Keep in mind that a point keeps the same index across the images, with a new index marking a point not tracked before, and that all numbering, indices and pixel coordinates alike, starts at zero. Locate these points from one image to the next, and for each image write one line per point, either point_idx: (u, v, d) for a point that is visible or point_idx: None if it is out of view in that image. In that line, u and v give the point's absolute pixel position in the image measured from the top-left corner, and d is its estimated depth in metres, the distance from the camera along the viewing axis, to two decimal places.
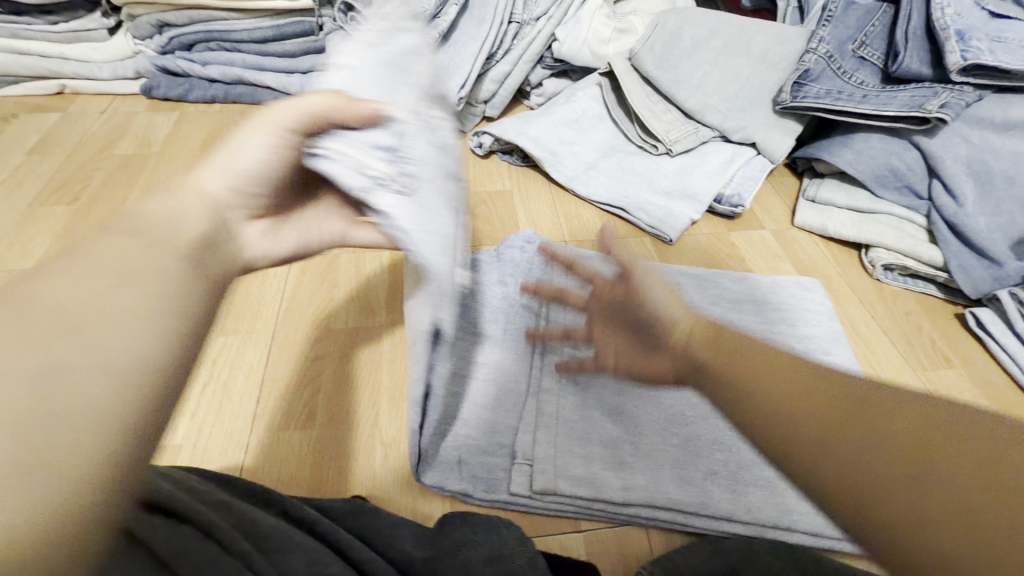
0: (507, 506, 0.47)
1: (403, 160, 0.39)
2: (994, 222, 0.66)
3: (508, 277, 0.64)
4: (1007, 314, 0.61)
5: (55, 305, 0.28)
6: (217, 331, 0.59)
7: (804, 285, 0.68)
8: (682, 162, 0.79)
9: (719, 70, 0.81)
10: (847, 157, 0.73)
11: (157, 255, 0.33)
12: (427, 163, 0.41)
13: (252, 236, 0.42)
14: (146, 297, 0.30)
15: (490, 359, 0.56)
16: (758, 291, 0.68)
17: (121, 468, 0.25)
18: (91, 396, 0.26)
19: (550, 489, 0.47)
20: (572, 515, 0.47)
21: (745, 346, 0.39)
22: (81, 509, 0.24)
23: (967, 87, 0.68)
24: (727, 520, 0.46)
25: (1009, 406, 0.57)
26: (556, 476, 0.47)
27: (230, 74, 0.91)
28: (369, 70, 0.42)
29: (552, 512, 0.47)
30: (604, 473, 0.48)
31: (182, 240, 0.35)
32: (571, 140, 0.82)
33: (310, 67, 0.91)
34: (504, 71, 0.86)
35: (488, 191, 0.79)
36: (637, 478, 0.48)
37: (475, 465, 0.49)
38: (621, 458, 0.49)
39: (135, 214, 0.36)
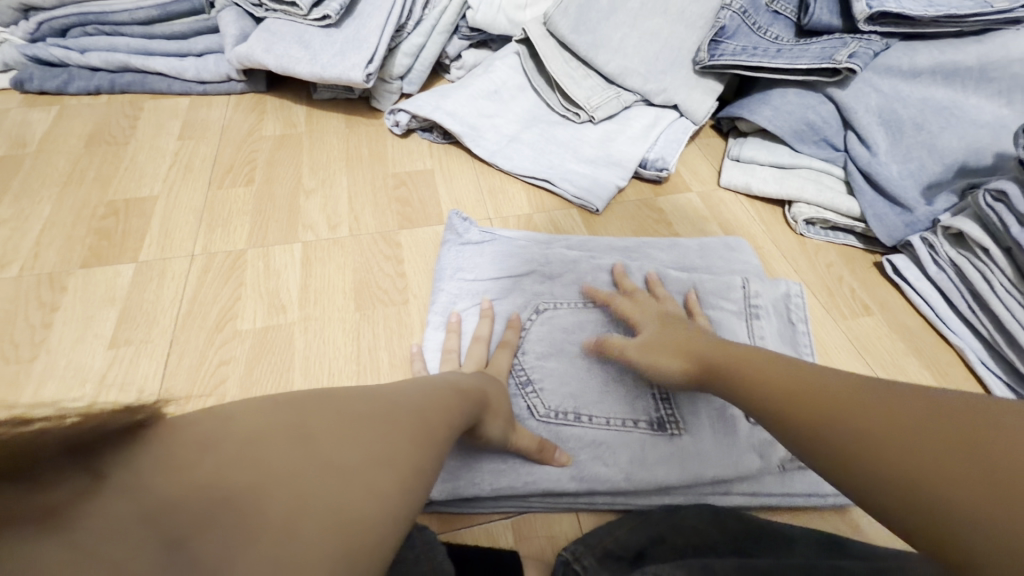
0: (439, 508, 0.45)
1: (517, 381, 0.51)
2: (905, 168, 0.67)
3: (497, 284, 0.59)
4: (920, 259, 0.62)
5: (364, 401, 0.29)
6: (108, 342, 0.54)
7: (731, 247, 0.65)
8: (605, 129, 0.78)
9: (638, 31, 0.78)
10: (766, 114, 0.72)
11: (437, 400, 0.33)
12: (589, 378, 0.51)
13: (496, 429, 0.41)
14: (419, 412, 0.30)
15: (554, 406, 0.49)
16: (687, 256, 0.64)
17: (351, 505, 0.23)
18: (340, 448, 0.25)
19: (489, 492, 0.45)
20: (516, 509, 0.46)
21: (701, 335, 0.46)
22: (300, 517, 0.22)
23: (874, 36, 0.69)
24: (667, 493, 0.46)
25: (925, 349, 0.59)
26: (493, 475, 0.45)
27: (113, 60, 0.83)
28: (563, 326, 0.55)
29: (489, 509, 0.46)
30: (552, 469, 0.46)
31: (453, 399, 0.35)
32: (490, 113, 0.78)
33: (204, 49, 0.84)
34: (418, 43, 0.81)
35: (407, 171, 0.75)
36: (592, 467, 0.46)
37: (505, 489, 0.45)
38: (574, 449, 0.47)
39: (434, 378, 0.37)
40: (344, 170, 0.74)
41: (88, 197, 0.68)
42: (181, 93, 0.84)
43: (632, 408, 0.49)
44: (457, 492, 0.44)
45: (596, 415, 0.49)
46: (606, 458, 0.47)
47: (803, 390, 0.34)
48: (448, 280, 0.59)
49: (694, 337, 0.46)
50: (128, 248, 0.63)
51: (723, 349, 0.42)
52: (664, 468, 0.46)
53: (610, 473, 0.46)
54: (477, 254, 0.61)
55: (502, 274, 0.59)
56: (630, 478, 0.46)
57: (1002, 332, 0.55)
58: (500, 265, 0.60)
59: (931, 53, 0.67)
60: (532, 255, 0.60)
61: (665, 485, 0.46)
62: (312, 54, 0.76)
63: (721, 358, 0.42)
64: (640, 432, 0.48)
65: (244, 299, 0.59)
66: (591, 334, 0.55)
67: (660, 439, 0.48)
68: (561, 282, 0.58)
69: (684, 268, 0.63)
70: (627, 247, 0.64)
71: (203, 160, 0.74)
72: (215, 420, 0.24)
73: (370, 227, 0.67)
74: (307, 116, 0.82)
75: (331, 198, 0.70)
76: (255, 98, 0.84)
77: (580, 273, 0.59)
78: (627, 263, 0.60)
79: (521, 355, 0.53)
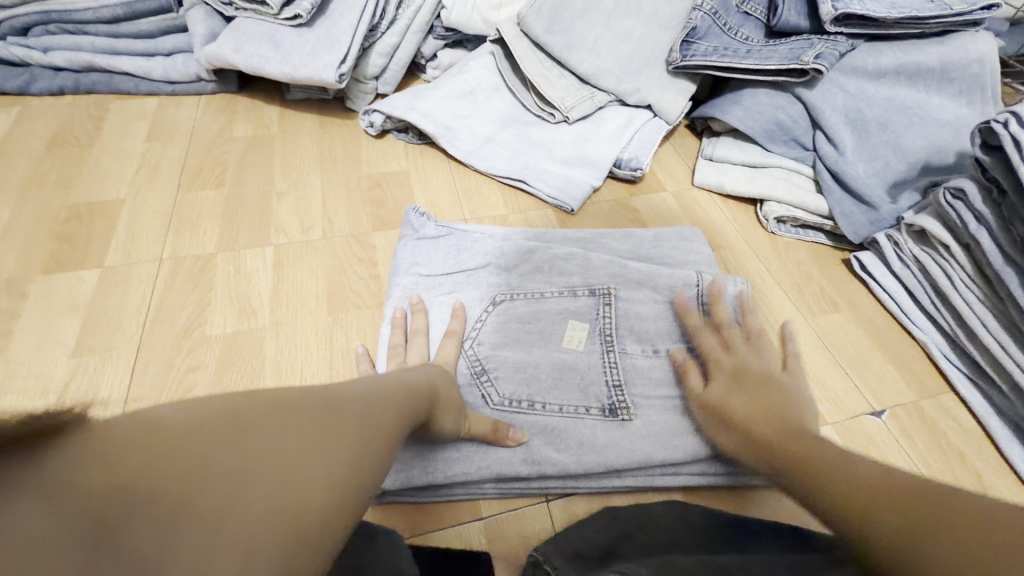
0: (395, 498, 0.45)
1: (467, 371, 0.51)
2: (871, 167, 0.69)
3: (467, 283, 0.59)
4: (886, 256, 0.64)
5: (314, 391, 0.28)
6: (71, 351, 0.53)
7: (683, 236, 0.66)
8: (580, 129, 0.78)
9: (611, 31, 0.79)
10: (737, 114, 0.73)
11: (393, 393, 0.33)
12: (543, 367, 0.52)
13: (447, 424, 0.41)
14: (372, 404, 0.30)
15: (506, 394, 0.50)
16: (642, 246, 0.66)
17: (293, 500, 0.23)
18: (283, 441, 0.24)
19: (442, 481, 0.45)
20: (472, 497, 0.46)
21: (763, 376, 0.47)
22: (235, 515, 0.21)
23: (840, 37, 0.70)
24: (618, 476, 0.47)
25: (890, 344, 0.60)
26: (446, 463, 0.46)
27: (77, 60, 0.81)
28: (516, 316, 0.56)
29: (446, 498, 0.46)
30: (504, 454, 0.46)
31: (410, 395, 0.35)
32: (464, 113, 0.78)
33: (172, 48, 0.82)
34: (392, 43, 0.80)
35: (381, 172, 0.74)
36: (544, 453, 0.47)
37: (457, 476, 0.45)
38: (526, 434, 0.48)
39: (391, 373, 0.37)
40: (318, 172, 0.73)
41: (50, 201, 0.67)
42: (149, 93, 0.83)
43: (584, 395, 0.50)
44: (409, 481, 0.45)
45: (550, 402, 0.50)
46: (558, 444, 0.47)
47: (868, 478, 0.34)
48: (405, 277, 0.59)
49: (779, 403, 0.44)
50: (92, 253, 0.61)
51: (787, 430, 0.42)
52: (614, 451, 0.47)
53: (560, 459, 0.46)
54: (433, 249, 0.61)
55: (457, 267, 0.60)
56: (580, 462, 0.46)
57: (962, 326, 0.57)
58: (457, 260, 0.60)
59: (895, 53, 0.69)
60: (489, 252, 0.61)
61: (615, 468, 0.46)
62: (283, 54, 0.75)
63: (794, 436, 0.41)
64: (592, 418, 0.49)
65: (213, 305, 0.58)
66: (547, 323, 0.55)
67: (611, 425, 0.49)
68: (519, 274, 0.59)
69: (639, 257, 0.64)
70: (582, 239, 0.65)
71: (172, 162, 0.73)
72: (159, 405, 0.24)
73: (343, 229, 0.67)
74: (280, 117, 0.81)
75: (303, 201, 0.69)
76: (226, 98, 0.83)
77: (539, 265, 0.59)
78: (585, 253, 0.61)
79: (476, 346, 0.53)
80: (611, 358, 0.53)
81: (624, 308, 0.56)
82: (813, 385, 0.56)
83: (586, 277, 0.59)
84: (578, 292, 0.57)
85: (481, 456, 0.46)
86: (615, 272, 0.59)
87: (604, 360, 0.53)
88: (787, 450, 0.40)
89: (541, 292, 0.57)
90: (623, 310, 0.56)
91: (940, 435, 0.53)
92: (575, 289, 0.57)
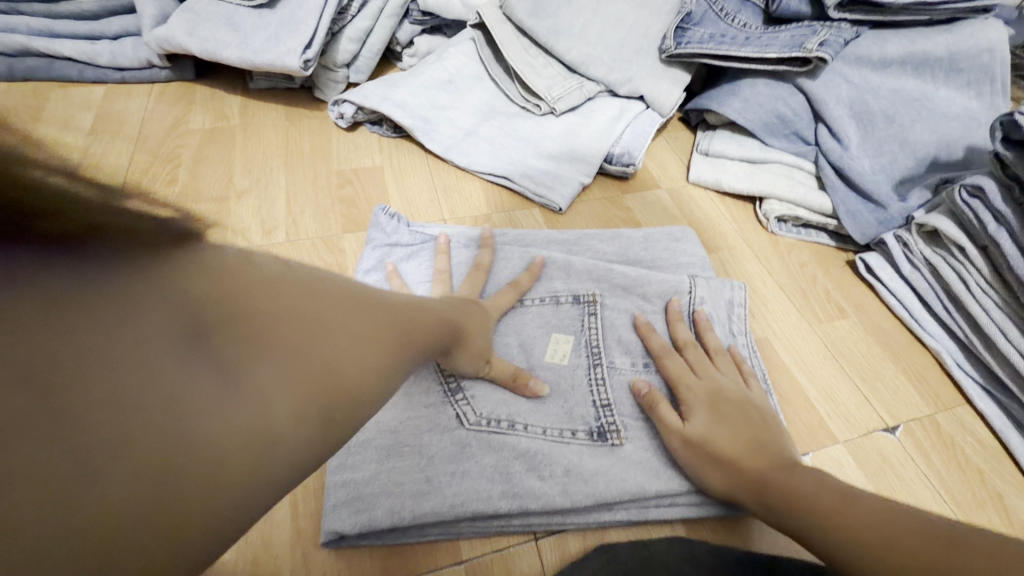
0: (357, 542, 0.40)
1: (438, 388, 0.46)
2: (877, 163, 0.64)
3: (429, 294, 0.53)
4: (893, 258, 0.60)
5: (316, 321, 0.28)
6: None
7: (676, 236, 0.62)
8: (568, 121, 0.72)
9: (600, 16, 0.74)
10: (735, 106, 0.68)
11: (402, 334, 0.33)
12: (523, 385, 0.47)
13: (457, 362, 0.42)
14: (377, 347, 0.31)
15: (480, 417, 0.45)
16: (631, 248, 0.61)
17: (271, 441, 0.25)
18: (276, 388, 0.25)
19: (409, 521, 0.40)
20: (445, 538, 0.41)
21: (746, 408, 0.44)
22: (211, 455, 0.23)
23: (844, 23, 0.65)
24: (609, 509, 0.42)
25: (901, 352, 0.56)
26: (415, 498, 0.40)
27: (11, 43, 0.73)
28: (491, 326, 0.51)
29: (414, 539, 0.41)
30: (481, 487, 0.41)
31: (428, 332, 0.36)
32: (443, 105, 0.72)
33: (119, 31, 0.74)
34: (364, 27, 0.74)
35: (353, 168, 0.68)
36: (525, 483, 0.42)
37: (424, 514, 0.40)
38: (506, 462, 0.43)
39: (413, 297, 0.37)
40: (283, 168, 0.67)
41: None
42: (94, 81, 0.75)
43: (569, 415, 0.46)
44: (371, 523, 0.39)
45: (532, 424, 0.45)
46: (542, 471, 0.42)
47: (878, 524, 0.34)
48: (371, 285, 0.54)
49: (759, 439, 0.41)
50: None
51: (778, 468, 0.39)
52: (603, 481, 0.42)
53: (543, 490, 0.41)
54: (403, 256, 0.56)
55: (429, 277, 0.55)
56: (566, 493, 0.41)
57: (978, 334, 0.53)
58: (427, 270, 0.55)
59: (901, 42, 0.65)
60: (465, 256, 0.55)
61: (605, 500, 0.41)
62: (242, 38, 0.68)
63: (787, 481, 0.38)
64: (579, 442, 0.44)
65: None
66: (527, 335, 0.50)
67: (600, 449, 0.44)
68: (494, 281, 0.54)
69: (627, 260, 0.59)
70: (569, 240, 0.60)
71: (118, 157, 0.66)
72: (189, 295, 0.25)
73: (309, 231, 0.60)
74: (241, 108, 0.74)
75: (266, 200, 0.63)
76: (181, 87, 0.76)
77: (517, 270, 0.54)
78: (569, 257, 0.56)
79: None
80: (598, 373, 0.48)
81: (610, 319, 0.52)
82: (822, 399, 0.52)
83: (570, 281, 0.54)
84: (561, 300, 0.52)
85: (454, 489, 0.41)
86: (600, 276, 0.54)
87: (590, 376, 0.48)
88: (780, 497, 0.38)
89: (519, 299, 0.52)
90: (609, 319, 0.52)
91: (958, 452, 0.49)
92: (558, 296, 0.53)
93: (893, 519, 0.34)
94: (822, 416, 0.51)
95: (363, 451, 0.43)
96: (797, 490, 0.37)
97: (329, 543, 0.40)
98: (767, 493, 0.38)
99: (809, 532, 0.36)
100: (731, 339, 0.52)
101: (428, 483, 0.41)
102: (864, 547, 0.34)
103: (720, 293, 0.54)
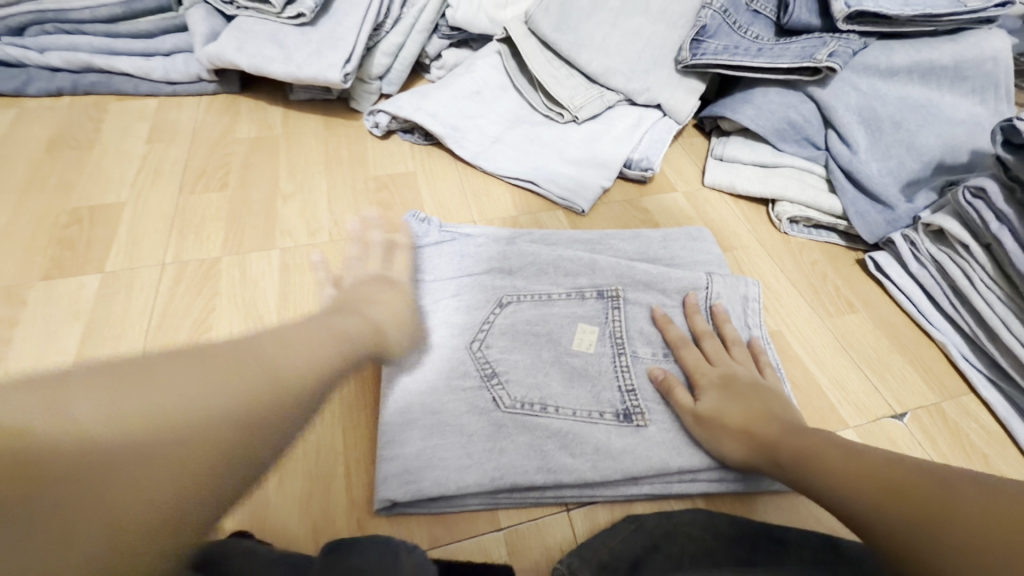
0: (406, 510, 0.44)
1: (474, 375, 0.50)
2: (885, 166, 0.68)
3: (463, 289, 0.57)
4: (901, 256, 0.63)
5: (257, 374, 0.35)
6: (72, 359, 0.52)
7: (692, 236, 0.65)
8: (589, 129, 0.77)
9: (619, 30, 0.78)
10: (748, 113, 0.72)
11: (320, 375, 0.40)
12: (553, 373, 0.51)
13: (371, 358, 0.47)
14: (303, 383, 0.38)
15: (515, 401, 0.49)
16: (650, 247, 0.64)
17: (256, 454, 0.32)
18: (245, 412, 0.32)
19: (454, 491, 0.44)
20: (490, 509, 0.45)
21: (757, 388, 0.47)
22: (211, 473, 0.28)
23: (853, 35, 0.69)
24: (635, 483, 0.46)
25: (910, 345, 0.59)
26: (459, 471, 0.45)
27: (74, 60, 0.79)
28: (523, 318, 0.55)
29: (457, 509, 0.45)
30: (518, 462, 0.45)
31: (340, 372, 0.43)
32: (472, 114, 0.77)
33: (172, 48, 0.80)
34: (397, 42, 0.79)
35: (388, 174, 0.73)
36: (558, 459, 0.46)
37: (467, 485, 0.44)
38: (541, 440, 0.47)
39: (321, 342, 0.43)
40: (324, 173, 0.72)
41: (49, 205, 0.65)
42: (148, 94, 0.81)
43: (597, 398, 0.49)
44: (420, 492, 0.43)
45: (562, 406, 0.49)
46: (573, 449, 0.46)
47: (877, 474, 0.36)
48: (408, 282, 0.58)
49: (768, 412, 0.45)
50: (92, 258, 0.60)
51: (788, 432, 0.42)
52: (630, 457, 0.46)
53: (575, 466, 0.45)
54: (435, 256, 0.60)
55: (459, 273, 0.58)
56: (596, 468, 0.45)
57: (983, 326, 0.56)
58: (460, 266, 0.59)
59: (908, 52, 0.68)
60: (496, 254, 0.59)
61: (632, 474, 0.45)
62: (287, 54, 0.73)
63: (795, 445, 0.41)
64: (607, 423, 0.48)
65: (219, 309, 0.56)
66: (555, 326, 0.54)
67: (626, 429, 0.48)
68: (524, 277, 0.58)
69: (646, 258, 0.63)
70: (592, 239, 0.64)
71: (174, 164, 0.71)
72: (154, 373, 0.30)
73: (351, 232, 0.65)
74: (283, 118, 0.79)
75: (309, 203, 0.68)
76: (227, 99, 0.82)
77: (545, 267, 0.58)
78: (594, 256, 0.60)
79: (484, 349, 0.52)
80: (623, 361, 0.52)
81: (633, 312, 0.55)
82: (832, 387, 0.55)
83: (594, 277, 0.58)
84: (586, 294, 0.56)
85: (493, 463, 0.45)
86: (622, 273, 0.58)
87: (616, 363, 0.52)
88: (790, 458, 0.41)
89: (548, 293, 0.56)
90: (630, 313, 0.55)
91: (963, 437, 0.52)
92: (582, 291, 0.56)
93: (897, 470, 0.36)
94: (833, 403, 0.54)
95: (409, 429, 0.47)
96: (805, 450, 0.40)
97: (382, 510, 0.44)
98: (778, 457, 0.42)
99: (817, 486, 0.39)
100: (747, 333, 0.56)
101: (469, 457, 0.45)
102: (868, 497, 0.36)
103: (737, 290, 0.58)
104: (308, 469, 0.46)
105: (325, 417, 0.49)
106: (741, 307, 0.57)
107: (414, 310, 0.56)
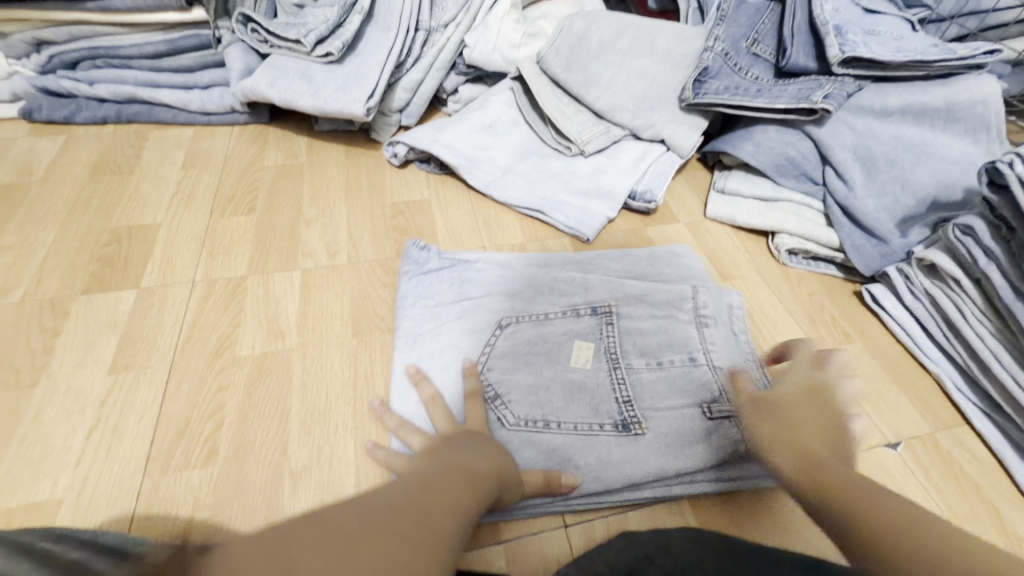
0: None
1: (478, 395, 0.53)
2: (880, 202, 0.70)
3: (470, 312, 0.60)
4: (897, 289, 0.65)
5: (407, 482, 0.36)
6: (108, 368, 0.55)
7: (676, 252, 0.69)
8: (596, 161, 0.81)
9: (626, 70, 0.82)
10: (748, 150, 0.76)
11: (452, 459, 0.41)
12: (553, 386, 0.54)
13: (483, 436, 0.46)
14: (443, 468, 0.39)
15: (517, 419, 0.51)
16: (637, 263, 0.68)
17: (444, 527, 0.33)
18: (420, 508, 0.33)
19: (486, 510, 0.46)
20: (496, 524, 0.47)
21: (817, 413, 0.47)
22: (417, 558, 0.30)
23: (847, 78, 0.73)
24: (636, 489, 0.49)
25: (906, 375, 0.61)
26: None
27: (120, 92, 0.86)
28: (522, 338, 0.58)
29: None
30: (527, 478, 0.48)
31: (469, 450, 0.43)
32: (485, 146, 0.81)
33: (210, 82, 0.87)
34: (416, 79, 0.85)
35: (404, 201, 0.77)
36: (563, 472, 0.48)
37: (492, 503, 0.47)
38: (549, 453, 0.49)
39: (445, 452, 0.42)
40: (344, 201, 0.76)
41: (92, 225, 0.70)
42: (185, 123, 0.88)
43: (596, 411, 0.52)
44: None
45: (564, 421, 0.51)
46: (576, 462, 0.49)
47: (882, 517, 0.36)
48: (419, 305, 0.61)
49: (816, 436, 0.44)
50: (131, 274, 0.64)
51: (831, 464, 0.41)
52: (630, 467, 0.48)
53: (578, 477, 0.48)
54: (435, 282, 0.64)
55: (460, 297, 0.62)
56: (599, 479, 0.48)
57: (975, 359, 0.58)
58: (461, 290, 0.63)
59: (901, 94, 0.72)
60: (496, 279, 0.63)
61: (634, 482, 0.48)
62: (315, 88, 0.79)
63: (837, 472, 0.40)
64: (607, 434, 0.50)
65: (243, 325, 0.60)
66: (554, 344, 0.57)
67: (625, 440, 0.50)
68: (522, 299, 0.61)
69: (635, 274, 0.66)
70: (581, 258, 0.68)
71: (206, 189, 0.76)
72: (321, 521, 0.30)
73: (368, 255, 0.69)
74: (308, 147, 0.85)
75: (330, 227, 0.72)
76: (258, 129, 0.87)
77: (538, 289, 0.62)
78: (587, 276, 0.63)
79: (487, 371, 0.55)
80: (618, 374, 0.54)
81: (626, 325, 0.58)
82: None
83: (588, 296, 0.61)
84: (580, 311, 0.59)
85: None
86: (612, 290, 0.61)
87: (612, 377, 0.54)
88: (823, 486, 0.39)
89: (546, 312, 0.59)
90: (623, 327, 0.58)
91: (954, 465, 0.54)
92: (577, 309, 0.60)
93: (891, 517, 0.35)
94: None
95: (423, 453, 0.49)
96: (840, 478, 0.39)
97: None
98: (817, 484, 0.40)
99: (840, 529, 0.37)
100: (736, 343, 0.58)
101: None
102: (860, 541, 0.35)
103: (721, 303, 0.60)
104: (321, 476, 0.49)
105: (341, 427, 0.52)
106: (726, 318, 0.59)
107: (425, 330, 0.59)
